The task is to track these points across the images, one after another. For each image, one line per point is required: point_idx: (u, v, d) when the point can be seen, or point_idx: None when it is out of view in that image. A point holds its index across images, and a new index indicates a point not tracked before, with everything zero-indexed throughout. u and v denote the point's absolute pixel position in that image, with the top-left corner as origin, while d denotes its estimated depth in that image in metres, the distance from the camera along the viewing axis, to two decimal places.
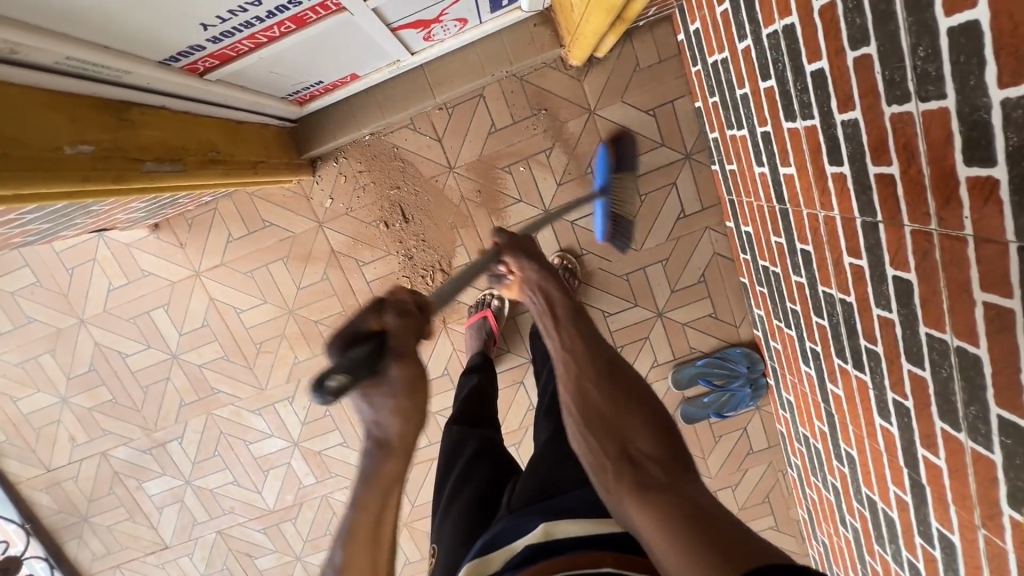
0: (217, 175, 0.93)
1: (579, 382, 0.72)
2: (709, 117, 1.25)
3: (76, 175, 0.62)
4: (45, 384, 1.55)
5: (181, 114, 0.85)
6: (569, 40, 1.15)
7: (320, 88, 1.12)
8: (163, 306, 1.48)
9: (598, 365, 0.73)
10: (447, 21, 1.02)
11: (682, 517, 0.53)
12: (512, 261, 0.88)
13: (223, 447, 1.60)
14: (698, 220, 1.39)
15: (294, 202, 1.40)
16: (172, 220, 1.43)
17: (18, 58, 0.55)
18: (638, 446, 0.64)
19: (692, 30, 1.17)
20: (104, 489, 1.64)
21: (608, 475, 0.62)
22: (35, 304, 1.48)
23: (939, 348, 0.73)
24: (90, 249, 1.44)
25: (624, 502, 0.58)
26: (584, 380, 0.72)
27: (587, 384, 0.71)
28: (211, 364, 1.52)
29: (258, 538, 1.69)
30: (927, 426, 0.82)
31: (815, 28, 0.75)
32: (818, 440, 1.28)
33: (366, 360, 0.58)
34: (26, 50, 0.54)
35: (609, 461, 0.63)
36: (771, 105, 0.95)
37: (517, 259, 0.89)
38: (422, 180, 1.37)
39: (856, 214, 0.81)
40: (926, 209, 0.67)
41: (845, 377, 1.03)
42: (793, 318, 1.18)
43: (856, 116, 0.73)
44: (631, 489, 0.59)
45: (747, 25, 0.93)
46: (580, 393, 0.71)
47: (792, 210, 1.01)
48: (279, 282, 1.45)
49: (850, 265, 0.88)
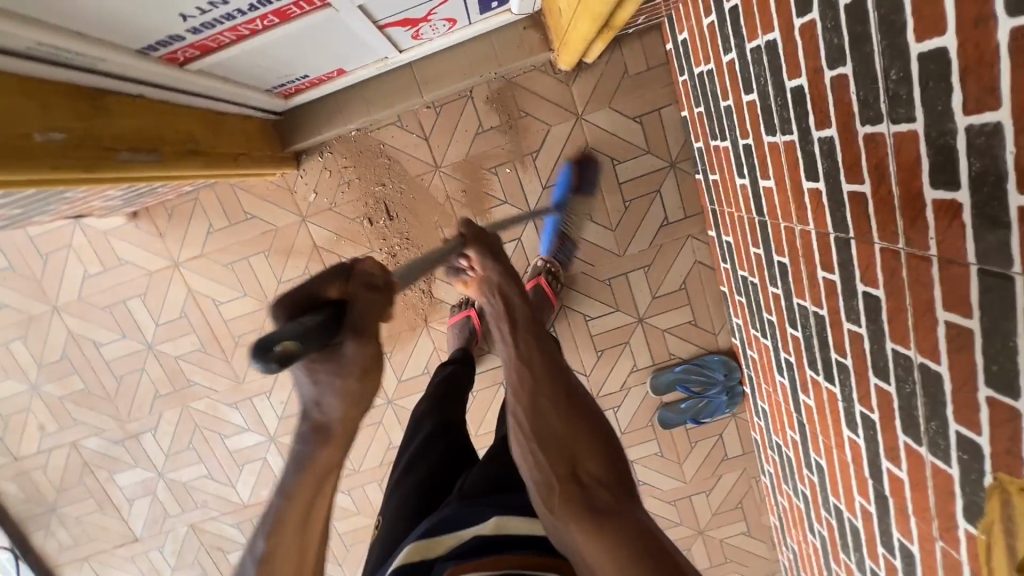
0: (196, 166, 0.92)
1: (533, 397, 0.75)
2: (694, 126, 1.26)
3: (47, 163, 0.61)
4: (15, 371, 1.51)
5: (159, 103, 0.84)
6: (558, 45, 1.15)
7: (306, 82, 1.11)
8: (139, 295, 1.46)
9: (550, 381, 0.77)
10: (436, 21, 1.01)
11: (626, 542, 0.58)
12: (476, 255, 0.89)
13: (198, 440, 1.58)
14: (681, 228, 1.40)
15: (277, 194, 1.39)
16: (151, 209, 1.40)
17: None
18: (585, 469, 0.67)
19: (680, 40, 1.18)
20: (74, 479, 1.61)
21: (555, 494, 0.64)
22: (6, 289, 1.45)
23: (904, 364, 0.75)
24: (66, 235, 1.42)
25: (569, 528, 0.60)
26: (538, 396, 0.75)
27: (541, 400, 0.74)
28: (188, 356, 1.50)
29: (231, 533, 1.67)
30: (891, 439, 0.84)
31: (795, 45, 0.76)
32: (790, 448, 1.31)
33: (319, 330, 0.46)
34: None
35: (557, 480, 0.65)
36: (752, 119, 0.96)
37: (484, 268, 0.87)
38: (406, 178, 1.37)
39: (829, 229, 0.83)
40: (894, 228, 0.68)
41: (816, 388, 1.05)
42: (769, 328, 1.20)
43: (832, 134, 0.74)
44: (577, 516, 0.61)
45: (732, 38, 0.94)
46: (534, 408, 0.73)
47: (770, 222, 1.02)
48: (260, 275, 1.44)
49: (823, 279, 0.89)
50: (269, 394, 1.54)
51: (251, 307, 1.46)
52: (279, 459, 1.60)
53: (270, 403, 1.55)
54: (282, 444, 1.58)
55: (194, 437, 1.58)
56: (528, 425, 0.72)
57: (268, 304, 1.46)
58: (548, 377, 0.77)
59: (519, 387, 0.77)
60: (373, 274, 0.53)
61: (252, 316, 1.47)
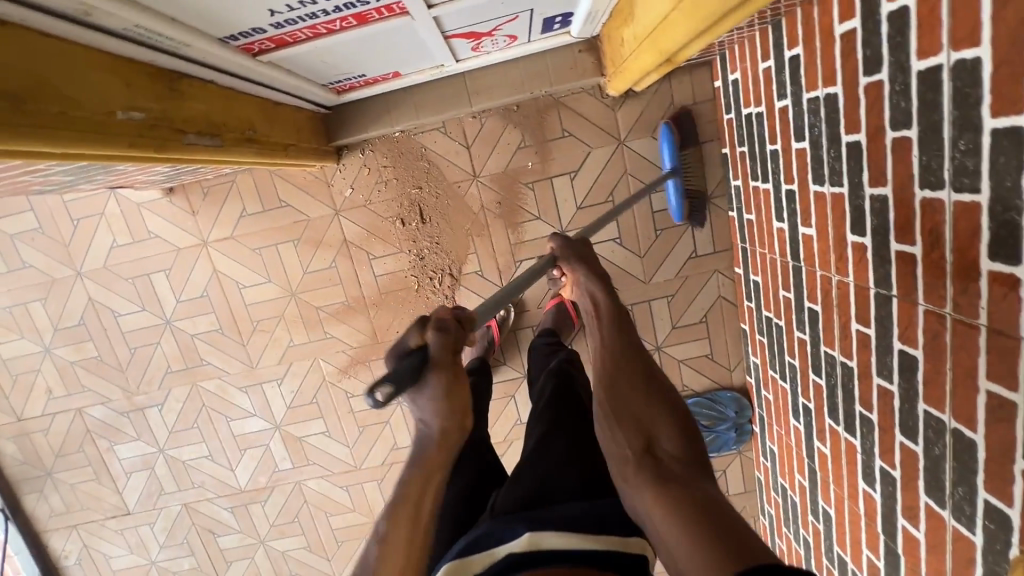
0: (250, 154, 0.92)
1: (612, 374, 0.74)
2: (734, 165, 1.28)
3: (122, 141, 0.62)
4: (30, 332, 1.51)
5: (225, 90, 0.85)
6: (612, 71, 1.16)
7: (361, 81, 1.12)
8: (164, 271, 1.46)
9: (634, 365, 0.75)
10: (499, 36, 1.03)
11: (694, 508, 0.55)
12: (566, 265, 0.94)
13: (203, 420, 1.57)
14: (708, 261, 1.42)
15: (314, 185, 1.40)
16: (187, 186, 1.41)
17: (88, 20, 0.55)
18: (661, 443, 0.64)
19: (730, 79, 1.20)
20: (74, 446, 1.60)
21: (627, 467, 0.63)
22: (33, 250, 1.45)
23: (936, 426, 0.75)
24: (99, 203, 1.42)
25: (642, 491, 0.59)
26: (617, 374, 0.74)
27: (619, 378, 0.73)
28: (204, 336, 1.51)
29: (224, 516, 1.66)
30: (911, 498, 0.84)
31: (858, 102, 0.77)
32: (796, 493, 1.31)
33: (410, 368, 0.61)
34: (99, 15, 0.55)
35: (631, 453, 0.64)
36: (800, 166, 0.97)
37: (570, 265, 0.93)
38: (443, 184, 1.38)
39: (870, 284, 0.84)
40: (943, 293, 0.69)
41: (834, 438, 1.06)
42: (790, 372, 1.21)
43: (886, 193, 0.76)
44: (650, 481, 0.59)
45: (788, 86, 0.96)
46: (609, 382, 0.73)
47: (805, 269, 1.03)
48: (286, 263, 1.45)
49: (856, 332, 0.90)
50: (280, 381, 1.54)
51: (273, 294, 1.47)
52: (282, 448, 1.60)
53: (280, 391, 1.55)
54: (287, 434, 1.58)
55: (200, 416, 1.57)
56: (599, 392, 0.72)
57: (291, 293, 1.47)
58: (628, 361, 0.75)
59: (597, 363, 0.77)
60: (448, 323, 0.66)
61: (274, 302, 1.48)
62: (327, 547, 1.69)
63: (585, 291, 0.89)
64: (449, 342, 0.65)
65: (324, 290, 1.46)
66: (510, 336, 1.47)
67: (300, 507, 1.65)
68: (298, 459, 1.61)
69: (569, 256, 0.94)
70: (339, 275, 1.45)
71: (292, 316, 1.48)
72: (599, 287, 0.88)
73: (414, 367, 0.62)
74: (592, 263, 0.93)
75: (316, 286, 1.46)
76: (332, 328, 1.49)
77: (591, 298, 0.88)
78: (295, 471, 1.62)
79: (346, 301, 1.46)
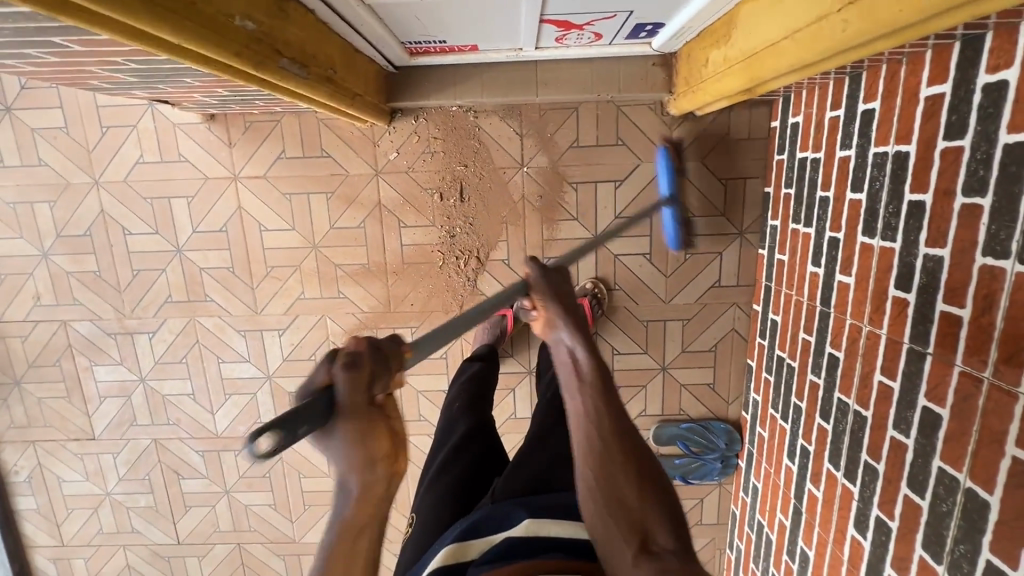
0: (325, 94, 0.91)
1: (604, 464, 0.62)
2: (775, 205, 1.31)
3: (232, 47, 0.60)
4: (30, 232, 1.45)
5: (321, 24, 0.84)
6: (681, 91, 1.18)
7: (438, 47, 1.12)
8: (186, 197, 1.41)
9: (624, 444, 0.63)
10: (587, 32, 1.04)
11: None
12: (541, 304, 0.73)
13: (193, 356, 1.53)
14: (729, 293, 1.44)
15: (359, 142, 1.38)
16: (229, 117, 1.37)
17: None
18: (658, 538, 0.58)
19: (791, 122, 1.23)
20: (51, 359, 1.53)
21: (628, 569, 0.57)
22: (53, 149, 1.39)
23: (948, 483, 0.78)
24: (134, 115, 1.37)
25: None
26: (610, 462, 0.62)
27: (614, 467, 0.61)
28: (213, 271, 1.46)
29: (193, 459, 1.61)
30: (904, 550, 0.87)
31: (931, 163, 0.81)
32: (773, 531, 1.33)
33: (309, 411, 0.47)
34: None
35: (632, 553, 0.58)
36: (851, 216, 1.01)
37: (543, 301, 0.73)
38: (489, 167, 1.37)
39: (904, 339, 0.87)
40: (984, 357, 0.73)
41: (829, 482, 1.09)
42: (793, 413, 1.24)
43: (942, 254, 0.79)
44: None
45: (855, 137, 0.99)
46: (604, 476, 0.61)
47: (834, 315, 1.06)
48: (314, 214, 1.42)
49: (878, 383, 0.93)
50: (281, 332, 1.50)
51: (293, 243, 1.44)
52: (269, 400, 1.56)
53: (279, 342, 1.51)
54: (277, 386, 1.54)
55: (191, 353, 1.52)
56: (593, 483, 0.62)
57: (312, 245, 1.44)
58: (617, 438, 0.63)
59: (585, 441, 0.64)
60: (360, 355, 0.51)
61: (293, 251, 1.45)
62: (292, 509, 1.65)
63: (563, 339, 0.70)
64: (364, 382, 0.50)
65: (347, 249, 1.44)
66: (522, 330, 1.47)
67: (274, 463, 1.61)
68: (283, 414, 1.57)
69: (544, 290, 0.73)
70: (365, 237, 1.43)
71: (309, 269, 1.45)
72: (575, 333, 0.70)
73: (326, 407, 0.48)
74: (570, 301, 0.73)
75: (340, 243, 1.43)
76: (346, 289, 1.46)
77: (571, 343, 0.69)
78: None
79: (367, 264, 1.44)
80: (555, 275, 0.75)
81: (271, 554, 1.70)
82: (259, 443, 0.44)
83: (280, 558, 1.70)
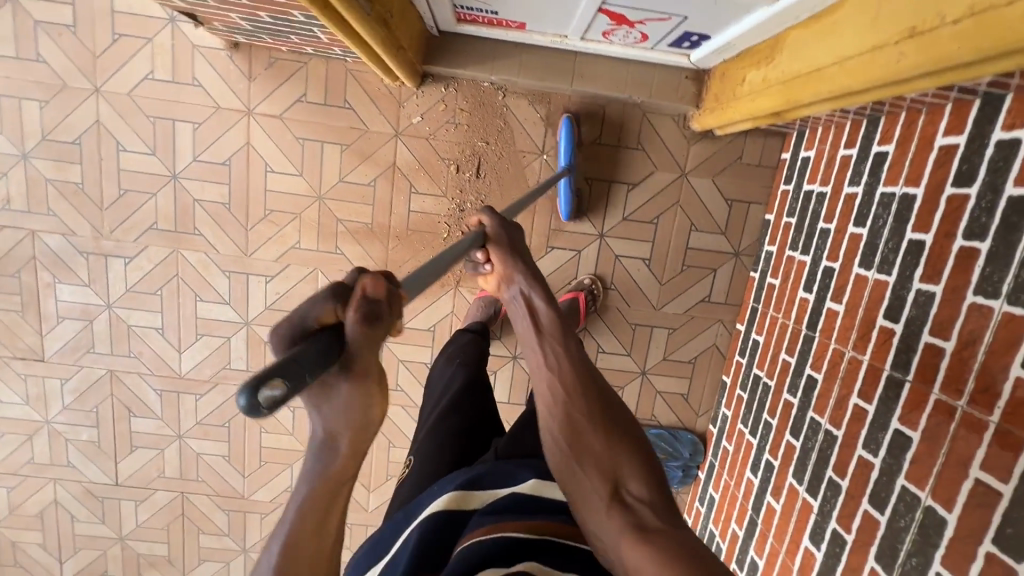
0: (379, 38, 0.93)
1: (569, 413, 0.65)
2: (774, 232, 1.38)
3: None
4: (12, 130, 1.35)
5: None
6: (709, 107, 1.23)
7: (487, 18, 1.12)
8: (193, 123, 1.36)
9: (590, 396, 0.66)
10: (635, 31, 1.07)
11: (686, 561, 0.49)
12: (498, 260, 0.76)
13: (170, 290, 1.46)
14: (716, 310, 1.50)
15: (385, 100, 1.36)
16: (254, 49, 1.33)
17: None
18: (629, 487, 0.58)
19: (801, 156, 1.30)
20: (10, 268, 1.43)
21: (596, 513, 0.56)
22: (54, 47, 1.31)
23: (909, 500, 0.84)
24: (151, 28, 1.31)
25: (618, 543, 0.53)
26: (574, 412, 0.64)
27: (576, 416, 0.64)
28: (207, 204, 1.40)
29: (149, 397, 1.53)
30: (856, 561, 0.93)
31: (936, 207, 0.88)
32: (724, 541, 1.39)
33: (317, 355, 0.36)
34: None
35: (598, 499, 0.57)
36: (850, 248, 1.08)
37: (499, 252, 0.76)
38: (509, 148, 1.38)
39: (886, 365, 0.93)
40: (961, 387, 0.79)
41: (790, 496, 1.14)
42: (762, 429, 1.30)
43: (935, 290, 0.86)
44: (626, 531, 0.53)
45: (865, 176, 1.07)
46: (568, 423, 0.64)
47: (819, 339, 1.13)
48: (325, 164, 1.39)
49: (854, 405, 0.99)
50: (268, 279, 1.46)
51: (298, 190, 1.40)
52: (243, 347, 1.50)
53: (264, 289, 1.46)
54: (254, 334, 1.49)
55: (168, 285, 1.46)
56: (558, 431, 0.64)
57: (317, 195, 1.41)
58: (583, 390, 0.66)
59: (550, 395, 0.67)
60: (378, 301, 0.40)
61: (296, 199, 1.41)
62: (246, 463, 1.59)
63: (517, 291, 0.74)
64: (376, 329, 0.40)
65: (353, 205, 1.41)
66: None
67: (235, 414, 1.55)
68: (255, 364, 1.52)
69: (502, 246, 0.76)
70: (374, 196, 1.41)
71: (310, 219, 1.42)
72: (534, 287, 0.73)
73: (325, 352, 0.37)
74: (529, 261, 0.77)
75: (346, 198, 1.41)
76: (345, 245, 1.43)
77: (525, 300, 0.73)
78: (246, 375, 1.53)
79: (371, 224, 1.42)
80: (515, 232, 0.78)
81: (214, 507, 1.63)
82: (268, 393, 0.32)
83: (224, 512, 1.63)
